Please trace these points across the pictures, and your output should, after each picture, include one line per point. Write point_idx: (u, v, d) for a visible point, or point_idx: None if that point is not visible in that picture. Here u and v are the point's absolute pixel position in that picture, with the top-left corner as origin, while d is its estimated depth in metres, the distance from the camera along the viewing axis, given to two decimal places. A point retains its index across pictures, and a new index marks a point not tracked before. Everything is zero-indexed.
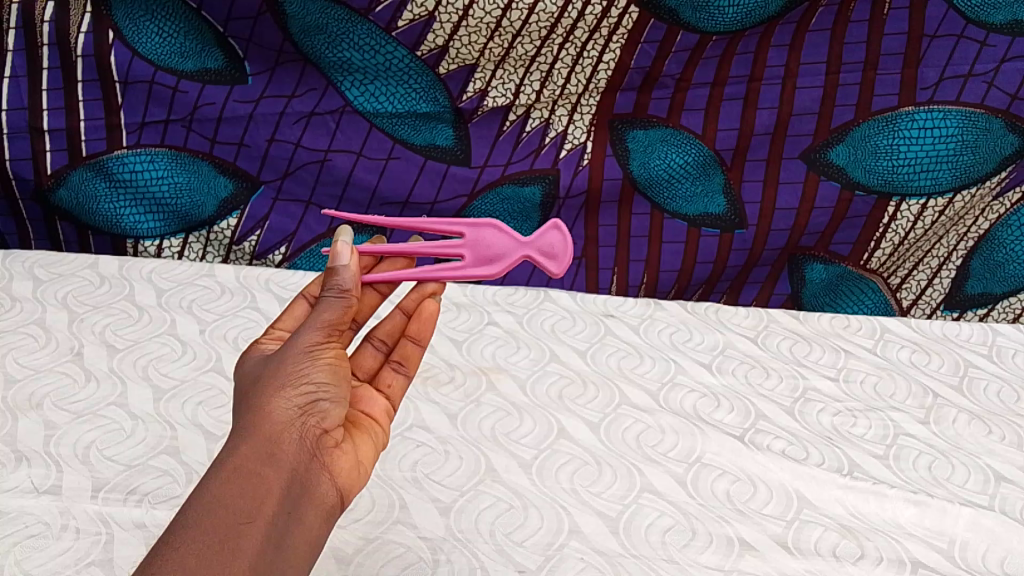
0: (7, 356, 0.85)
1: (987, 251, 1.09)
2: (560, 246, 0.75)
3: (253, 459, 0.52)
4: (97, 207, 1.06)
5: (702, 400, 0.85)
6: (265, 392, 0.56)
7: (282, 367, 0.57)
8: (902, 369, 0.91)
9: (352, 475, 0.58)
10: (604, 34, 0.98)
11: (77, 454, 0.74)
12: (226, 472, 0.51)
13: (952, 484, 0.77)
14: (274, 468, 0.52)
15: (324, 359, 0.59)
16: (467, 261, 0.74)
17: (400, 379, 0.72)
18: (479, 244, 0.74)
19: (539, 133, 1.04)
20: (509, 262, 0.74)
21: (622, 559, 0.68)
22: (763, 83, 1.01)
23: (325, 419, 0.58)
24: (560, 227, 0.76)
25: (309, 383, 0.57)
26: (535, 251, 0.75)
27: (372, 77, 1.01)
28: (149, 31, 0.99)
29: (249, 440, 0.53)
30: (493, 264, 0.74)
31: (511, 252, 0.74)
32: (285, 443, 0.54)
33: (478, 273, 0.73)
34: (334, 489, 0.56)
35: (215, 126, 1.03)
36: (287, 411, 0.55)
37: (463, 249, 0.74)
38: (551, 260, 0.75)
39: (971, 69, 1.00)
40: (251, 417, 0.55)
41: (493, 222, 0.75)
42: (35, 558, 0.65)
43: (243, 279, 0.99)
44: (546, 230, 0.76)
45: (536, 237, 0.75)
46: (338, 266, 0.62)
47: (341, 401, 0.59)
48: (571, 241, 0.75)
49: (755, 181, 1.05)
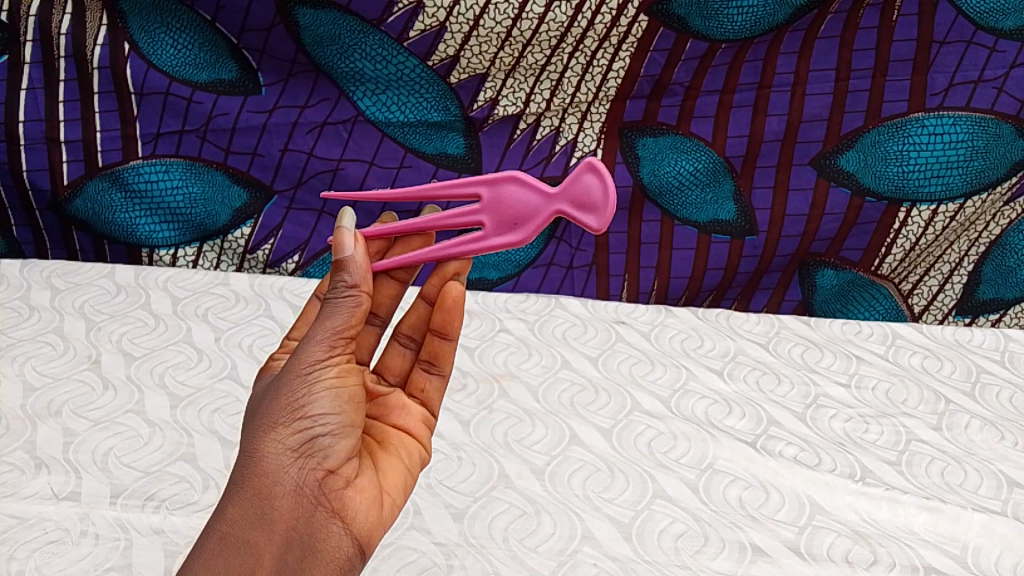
0: (26, 364, 0.86)
1: (999, 256, 1.10)
2: (598, 193, 0.63)
3: (244, 524, 0.54)
4: (113, 217, 1.08)
5: (713, 406, 0.85)
6: (260, 431, 0.56)
7: (277, 400, 0.57)
8: (914, 375, 0.91)
9: (367, 514, 0.57)
10: (614, 43, 0.99)
11: (96, 460, 0.75)
12: (215, 542, 0.54)
13: (965, 490, 0.77)
14: (265, 532, 0.54)
15: (324, 383, 0.57)
16: (488, 230, 0.66)
17: (435, 381, 0.72)
18: (500, 206, 0.66)
19: (550, 141, 1.05)
20: (536, 223, 0.65)
21: (635, 564, 0.68)
22: (772, 90, 1.01)
23: (328, 458, 0.57)
24: (597, 169, 0.63)
25: (305, 420, 0.56)
26: (568, 204, 0.64)
27: (384, 86, 1.03)
28: (165, 43, 1.00)
29: (238, 504, 0.55)
30: (517, 229, 0.66)
31: (537, 211, 0.65)
32: (277, 497, 0.55)
33: (501, 242, 0.66)
34: (348, 538, 0.56)
35: (229, 136, 1.04)
36: (281, 455, 0.55)
37: (484, 214, 0.66)
38: (590, 212, 0.64)
39: (981, 75, 1.00)
40: (245, 467, 0.56)
41: (515, 175, 0.66)
42: (55, 563, 0.66)
43: (258, 287, 1.00)
44: (580, 173, 0.64)
45: (567, 185, 0.64)
46: (344, 258, 0.58)
47: (345, 432, 0.57)
48: (612, 186, 0.62)
49: (766, 188, 1.05)
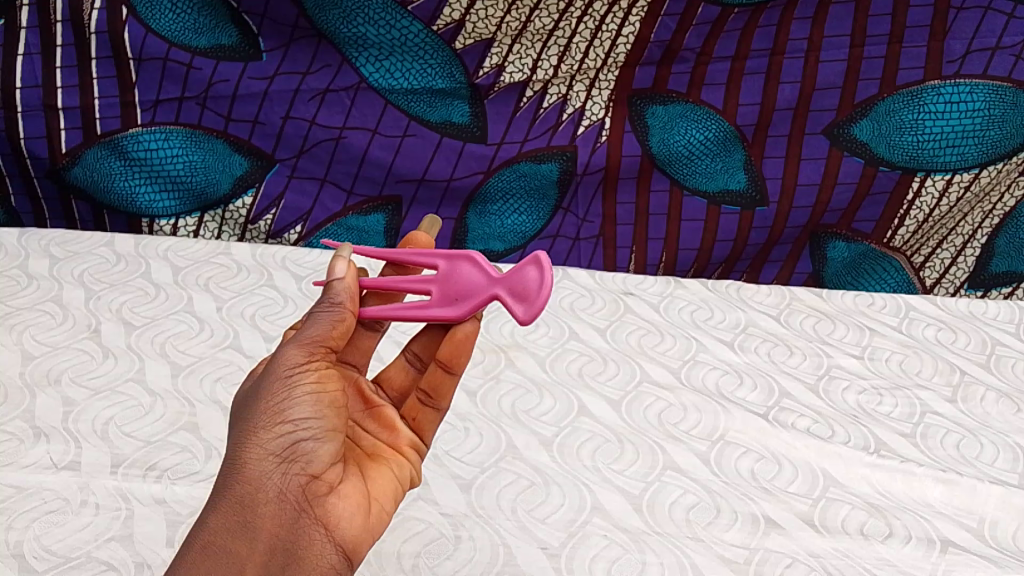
0: (24, 333, 0.84)
1: (1013, 228, 1.07)
2: (534, 286, 0.61)
3: (225, 534, 0.51)
4: (112, 185, 1.06)
5: (724, 378, 0.84)
6: (240, 437, 0.54)
7: (258, 405, 0.54)
8: (928, 347, 0.90)
9: (352, 520, 0.54)
10: (624, 6, 0.96)
11: (96, 430, 0.74)
12: (196, 552, 0.51)
13: (981, 463, 0.76)
14: (246, 540, 0.51)
15: (304, 387, 0.55)
16: (431, 299, 0.64)
17: (429, 414, 0.66)
18: (450, 280, 0.65)
19: (557, 109, 1.02)
20: (476, 302, 0.63)
21: (646, 536, 0.67)
22: (785, 57, 0.99)
23: (312, 462, 0.54)
24: (540, 261, 0.62)
25: (286, 424, 0.54)
26: (506, 290, 0.62)
27: (387, 52, 1.00)
28: (163, 7, 0.97)
29: (220, 509, 0.52)
30: (457, 304, 0.64)
31: (479, 290, 0.63)
32: (260, 504, 0.52)
33: (438, 313, 0.63)
34: (332, 545, 0.53)
35: (229, 103, 1.02)
36: (263, 461, 0.53)
37: (433, 285, 0.65)
38: (522, 302, 0.61)
39: (998, 42, 0.98)
40: (226, 473, 0.53)
41: (472, 255, 0.65)
42: (55, 533, 0.65)
43: (260, 257, 0.98)
44: (525, 264, 0.62)
45: (512, 273, 0.62)
46: (333, 280, 0.58)
47: (327, 437, 0.55)
48: (548, 278, 0.60)
49: (777, 157, 1.03)
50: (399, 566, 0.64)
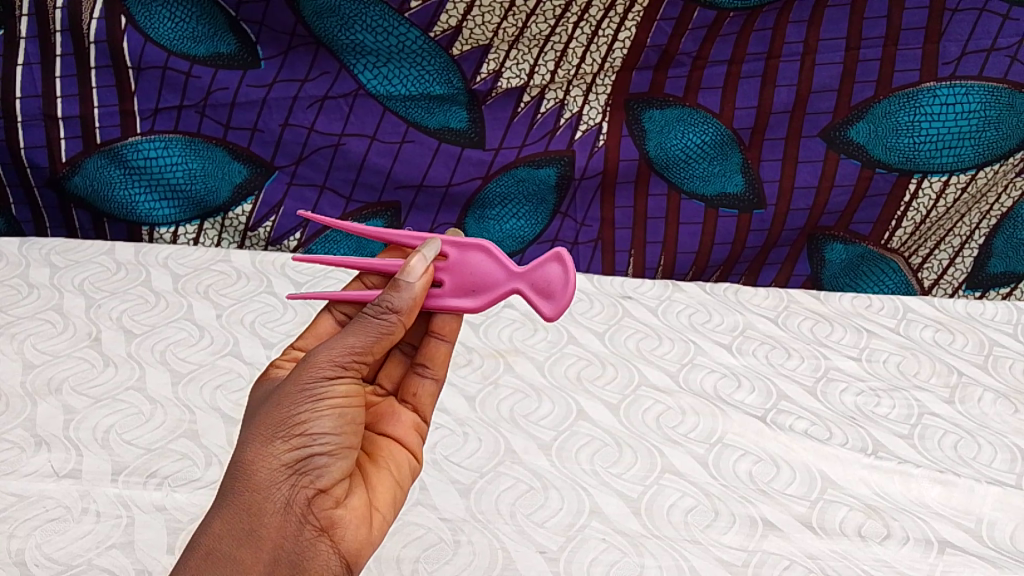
0: (26, 341, 0.85)
1: (1010, 228, 1.08)
2: (558, 283, 0.63)
3: (230, 540, 0.51)
4: (111, 194, 1.06)
5: (721, 381, 0.84)
6: (255, 443, 0.53)
7: (274, 413, 0.53)
8: (925, 349, 0.90)
9: (357, 534, 0.54)
10: (620, 12, 0.97)
11: (97, 438, 0.74)
12: (200, 557, 0.51)
13: (979, 463, 0.76)
14: (251, 550, 0.51)
15: (329, 402, 0.54)
16: (444, 289, 0.65)
17: (427, 385, 0.67)
18: (462, 270, 0.65)
19: (554, 114, 1.03)
20: (493, 295, 0.65)
21: (645, 539, 0.67)
22: (781, 60, 0.99)
23: (321, 477, 0.53)
24: (562, 258, 0.63)
25: (303, 436, 0.53)
26: (527, 286, 0.64)
27: (385, 59, 1.00)
28: (162, 16, 0.98)
29: (226, 514, 0.52)
30: (473, 295, 0.65)
31: (497, 284, 0.64)
32: (267, 513, 0.52)
33: (455, 305, 0.64)
34: (336, 557, 0.53)
35: (229, 111, 1.02)
36: (275, 471, 0.52)
37: (445, 273, 0.65)
38: (548, 299, 0.64)
39: (993, 43, 0.98)
40: (234, 478, 0.53)
41: (484, 244, 0.65)
42: (56, 541, 0.65)
43: (259, 264, 0.98)
44: (547, 260, 0.64)
45: (533, 269, 0.64)
46: (402, 283, 0.56)
47: (342, 452, 0.54)
48: (573, 277, 0.62)
49: (774, 160, 1.04)
50: (399, 570, 0.64)
